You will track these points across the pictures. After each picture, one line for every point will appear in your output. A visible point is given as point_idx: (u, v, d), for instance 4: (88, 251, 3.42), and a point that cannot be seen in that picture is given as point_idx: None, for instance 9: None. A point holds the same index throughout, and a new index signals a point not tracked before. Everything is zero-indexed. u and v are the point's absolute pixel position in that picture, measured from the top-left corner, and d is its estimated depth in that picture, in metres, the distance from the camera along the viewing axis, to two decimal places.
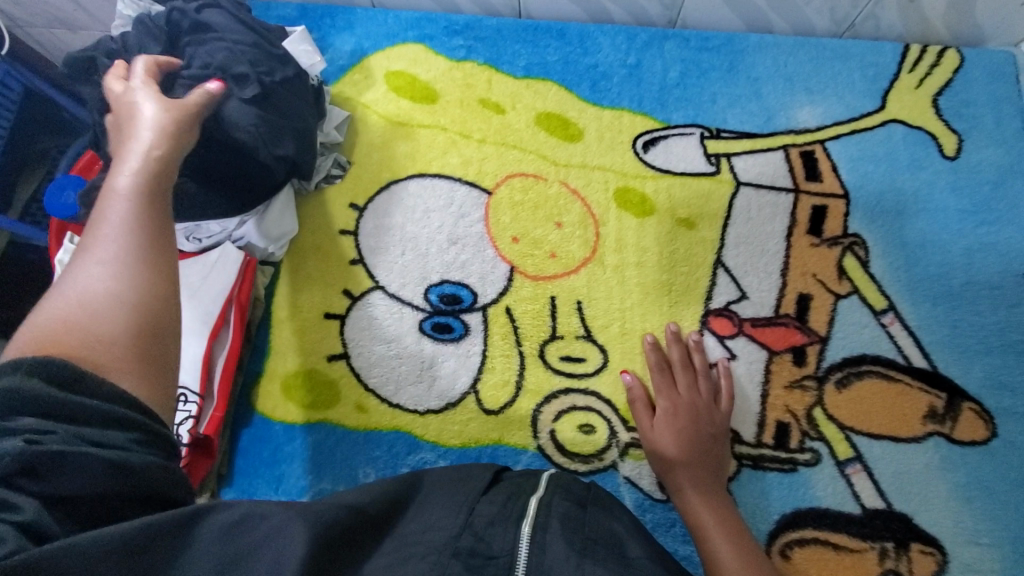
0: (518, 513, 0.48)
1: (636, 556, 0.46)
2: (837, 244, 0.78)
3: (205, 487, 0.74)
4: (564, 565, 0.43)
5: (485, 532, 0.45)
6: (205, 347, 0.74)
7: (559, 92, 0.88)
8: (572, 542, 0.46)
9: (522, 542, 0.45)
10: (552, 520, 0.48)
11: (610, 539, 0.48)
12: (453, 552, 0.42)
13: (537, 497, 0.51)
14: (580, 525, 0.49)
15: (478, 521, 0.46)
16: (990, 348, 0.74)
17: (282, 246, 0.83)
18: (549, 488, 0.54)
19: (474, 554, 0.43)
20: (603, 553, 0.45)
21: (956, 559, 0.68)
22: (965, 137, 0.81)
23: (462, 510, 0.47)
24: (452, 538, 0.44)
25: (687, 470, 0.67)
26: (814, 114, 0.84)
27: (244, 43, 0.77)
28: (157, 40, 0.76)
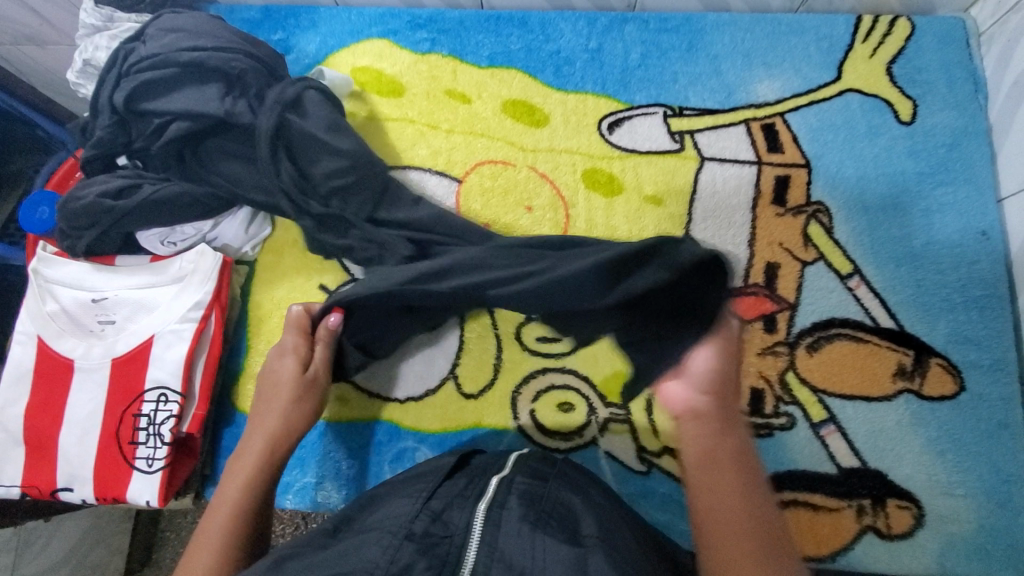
0: (477, 493, 0.52)
1: (588, 535, 0.48)
2: (802, 213, 0.80)
3: (189, 488, 0.76)
4: (515, 539, 0.46)
5: (442, 514, 0.49)
6: (187, 351, 0.74)
7: (523, 80, 0.89)
8: (530, 515, 0.49)
9: (477, 520, 0.47)
10: (511, 497, 0.50)
11: (566, 516, 0.50)
12: (407, 535, 0.46)
13: (500, 477, 0.55)
14: (540, 498, 0.52)
15: (435, 504, 0.50)
16: (954, 305, 0.75)
17: (256, 245, 0.83)
18: (515, 466, 0.57)
19: (428, 536, 0.46)
20: (555, 525, 0.48)
21: (932, 512, 0.69)
22: (920, 102, 0.83)
23: (422, 496, 0.51)
24: (408, 522, 0.47)
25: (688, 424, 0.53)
26: (773, 87, 0.86)
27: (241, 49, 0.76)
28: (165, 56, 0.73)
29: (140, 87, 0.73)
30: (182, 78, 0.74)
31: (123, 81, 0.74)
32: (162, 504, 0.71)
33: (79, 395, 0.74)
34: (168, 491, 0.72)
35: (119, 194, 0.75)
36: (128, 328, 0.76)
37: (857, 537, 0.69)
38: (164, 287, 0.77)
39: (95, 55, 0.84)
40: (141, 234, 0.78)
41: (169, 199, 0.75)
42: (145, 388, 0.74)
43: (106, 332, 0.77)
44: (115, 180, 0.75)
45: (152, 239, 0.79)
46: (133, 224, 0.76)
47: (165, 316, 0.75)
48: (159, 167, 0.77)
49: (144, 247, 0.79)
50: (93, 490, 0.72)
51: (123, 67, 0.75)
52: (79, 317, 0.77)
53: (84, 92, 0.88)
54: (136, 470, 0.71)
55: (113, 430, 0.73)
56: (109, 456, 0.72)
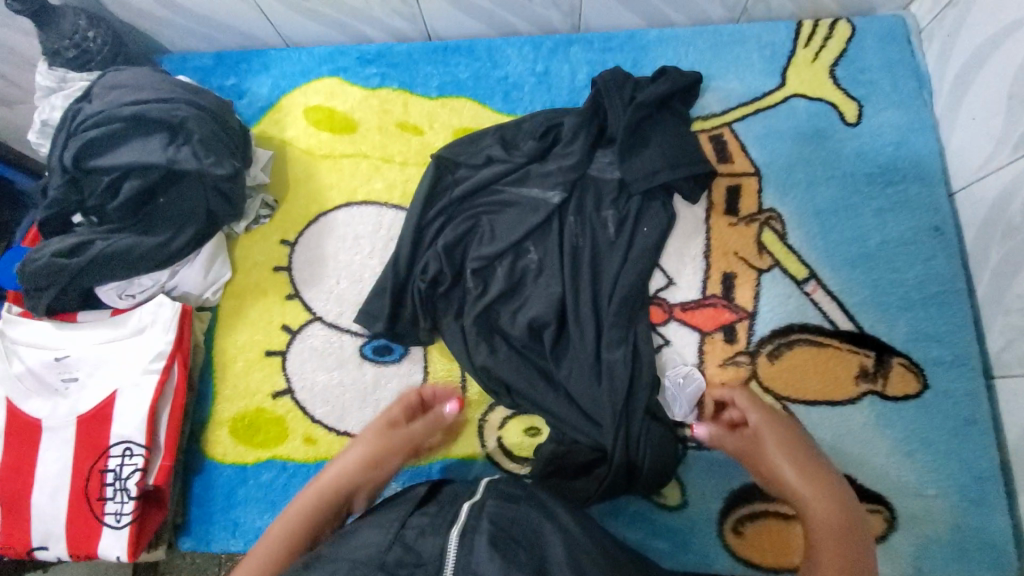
0: (449, 519, 0.51)
1: (559, 558, 0.47)
2: (754, 221, 0.80)
3: (160, 539, 0.76)
4: (491, 561, 0.45)
5: (416, 542, 0.48)
6: (150, 404, 0.74)
7: (473, 108, 0.90)
8: (499, 539, 0.47)
9: (450, 547, 0.47)
10: (482, 521, 0.49)
11: (535, 542, 0.48)
12: (380, 565, 0.45)
13: (470, 503, 0.53)
14: (510, 523, 0.50)
15: (408, 533, 0.49)
16: (912, 302, 0.75)
17: (216, 291, 0.84)
18: (485, 492, 0.56)
19: (402, 565, 0.46)
20: (522, 557, 0.46)
21: (904, 514, 0.69)
22: (865, 102, 0.84)
23: (394, 525, 0.50)
24: (381, 553, 0.47)
25: (779, 443, 0.67)
26: (718, 99, 0.86)
27: (184, 104, 0.76)
28: (108, 113, 0.74)
29: (87, 145, 0.74)
30: (128, 131, 0.75)
31: (71, 140, 0.75)
32: (132, 559, 0.71)
33: (48, 453, 0.74)
34: (138, 545, 0.72)
35: (74, 251, 0.76)
36: (90, 384, 0.76)
37: None
38: (127, 339, 0.78)
39: (52, 115, 0.85)
40: (100, 289, 0.79)
41: (123, 252, 0.75)
42: (110, 443, 0.74)
43: (70, 390, 0.77)
44: (69, 238, 0.76)
45: (111, 292, 0.79)
46: (89, 282, 0.76)
47: (127, 369, 0.76)
48: (111, 220, 0.78)
49: (103, 301, 0.80)
50: (66, 548, 0.72)
51: (71, 126, 0.76)
52: (41, 375, 0.77)
53: (45, 151, 0.88)
54: (105, 527, 0.72)
55: (82, 487, 0.73)
56: (79, 515, 0.72)
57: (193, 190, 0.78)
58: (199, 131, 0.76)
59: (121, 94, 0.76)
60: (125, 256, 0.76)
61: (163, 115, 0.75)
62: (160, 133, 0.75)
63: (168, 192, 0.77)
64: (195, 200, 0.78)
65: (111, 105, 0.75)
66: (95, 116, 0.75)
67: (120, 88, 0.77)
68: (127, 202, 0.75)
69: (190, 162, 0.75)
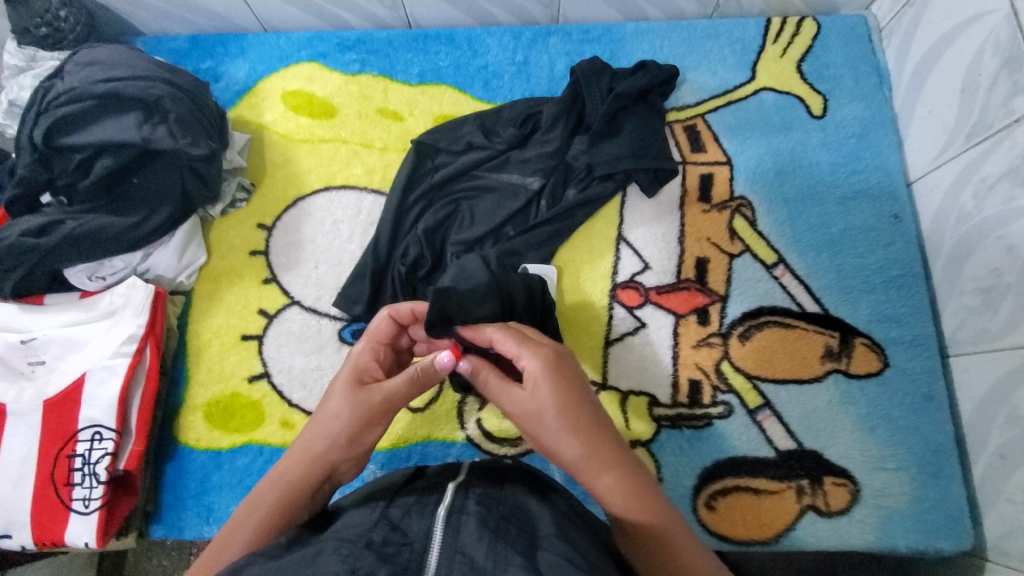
0: (435, 501, 0.48)
1: (547, 536, 0.45)
2: (726, 208, 0.83)
3: (131, 527, 0.74)
4: (478, 542, 0.42)
5: (402, 522, 0.45)
6: (121, 388, 0.72)
7: (453, 95, 0.91)
8: (488, 520, 0.45)
9: (437, 526, 0.44)
10: (469, 502, 0.47)
11: (524, 520, 0.46)
12: (367, 544, 0.42)
13: (455, 484, 0.51)
14: (498, 503, 0.48)
15: (394, 512, 0.46)
16: (874, 286, 0.79)
17: (191, 275, 0.83)
18: (469, 471, 0.54)
19: (388, 544, 0.43)
20: (514, 533, 0.44)
21: (867, 486, 0.72)
22: (830, 96, 0.88)
23: (379, 504, 0.47)
24: (366, 531, 0.44)
25: (586, 447, 0.52)
26: (692, 90, 0.89)
27: (158, 82, 0.75)
28: (78, 90, 0.73)
29: (58, 122, 0.72)
30: (101, 108, 0.73)
31: (41, 117, 0.74)
32: (101, 545, 0.69)
33: (13, 439, 0.72)
34: (107, 532, 0.70)
35: (42, 231, 0.74)
36: (59, 367, 0.75)
37: (798, 517, 0.71)
38: (98, 322, 0.76)
39: (18, 95, 0.83)
40: (68, 271, 0.77)
41: (95, 232, 0.74)
42: (79, 427, 0.72)
43: (37, 373, 0.75)
44: (38, 218, 0.74)
45: (80, 275, 0.78)
46: (58, 262, 0.74)
47: (97, 352, 0.74)
48: (81, 200, 0.76)
49: (73, 283, 0.79)
50: (31, 535, 0.70)
51: (41, 104, 0.74)
52: (8, 359, 0.75)
53: (9, 131, 0.85)
54: (72, 513, 0.69)
55: (48, 474, 0.71)
56: (45, 501, 0.70)
57: (168, 168, 0.77)
58: (173, 110, 0.75)
59: (95, 72, 0.75)
60: (96, 236, 0.74)
61: (137, 93, 0.73)
62: (134, 111, 0.74)
63: (144, 171, 0.77)
64: (171, 180, 0.77)
65: (83, 82, 0.74)
66: (66, 93, 0.73)
67: (92, 65, 0.75)
68: (98, 180, 0.74)
69: (164, 140, 0.73)
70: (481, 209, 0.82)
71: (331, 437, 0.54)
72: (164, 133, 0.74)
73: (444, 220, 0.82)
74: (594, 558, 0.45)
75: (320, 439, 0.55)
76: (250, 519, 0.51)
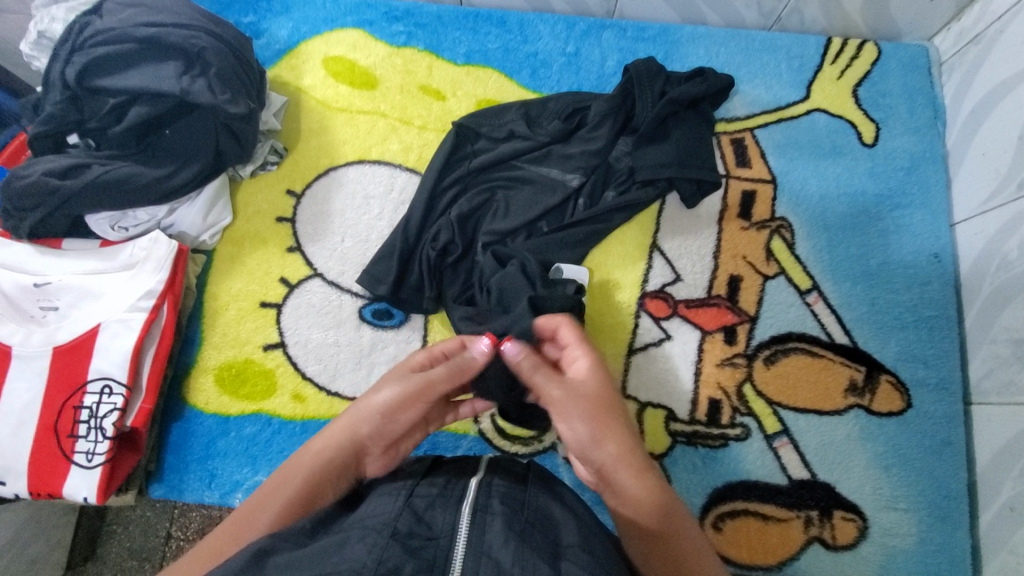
0: (458, 494, 0.47)
1: (571, 545, 0.44)
2: (765, 228, 0.82)
3: (131, 484, 0.73)
4: (504, 546, 0.41)
5: (426, 514, 0.44)
6: (135, 342, 0.70)
7: (498, 79, 0.88)
8: (513, 523, 0.44)
9: (463, 523, 0.43)
10: (494, 501, 0.46)
11: (548, 527, 0.45)
12: (391, 535, 0.41)
13: (477, 479, 0.49)
14: (522, 505, 0.46)
15: (417, 503, 0.45)
16: (906, 323, 0.78)
17: (214, 235, 0.81)
18: (490, 467, 0.53)
19: (413, 538, 0.42)
20: (539, 539, 0.43)
21: (876, 524, 0.72)
22: (883, 125, 0.86)
23: (402, 492, 0.46)
24: (391, 519, 0.43)
25: (618, 446, 0.53)
26: (743, 103, 0.87)
27: (200, 32, 0.72)
28: (117, 31, 0.70)
29: (93, 62, 0.70)
30: (139, 53, 0.71)
31: (76, 55, 0.71)
32: (100, 500, 0.68)
33: (17, 383, 0.70)
34: (108, 487, 0.69)
35: (67, 173, 0.72)
36: (71, 316, 0.73)
37: (804, 546, 0.71)
38: (116, 273, 0.74)
39: (50, 27, 0.80)
40: (90, 217, 0.75)
41: (122, 180, 0.72)
42: (88, 379, 0.70)
43: (48, 318, 0.73)
44: (63, 158, 0.72)
45: (103, 223, 0.76)
46: (81, 207, 0.72)
47: (113, 303, 0.73)
48: (109, 145, 0.74)
49: (93, 230, 0.77)
50: (27, 483, 0.68)
51: (77, 40, 0.72)
52: (18, 301, 0.73)
53: (38, 65, 0.82)
54: (74, 465, 0.68)
55: (51, 423, 0.70)
56: (46, 450, 0.69)
57: (200, 121, 0.74)
58: (212, 63, 0.72)
59: (135, 13, 0.72)
60: (121, 184, 0.72)
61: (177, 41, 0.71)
62: (173, 60, 0.71)
63: (175, 122, 0.75)
64: (204, 136, 0.75)
65: (123, 22, 0.71)
66: (103, 32, 0.71)
67: (133, 6, 0.72)
68: (130, 127, 0.72)
69: (201, 93, 0.71)
70: (518, 200, 0.80)
71: (368, 411, 0.54)
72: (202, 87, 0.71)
73: (478, 208, 0.80)
74: (616, 572, 0.44)
75: (357, 420, 0.54)
76: (278, 498, 0.50)
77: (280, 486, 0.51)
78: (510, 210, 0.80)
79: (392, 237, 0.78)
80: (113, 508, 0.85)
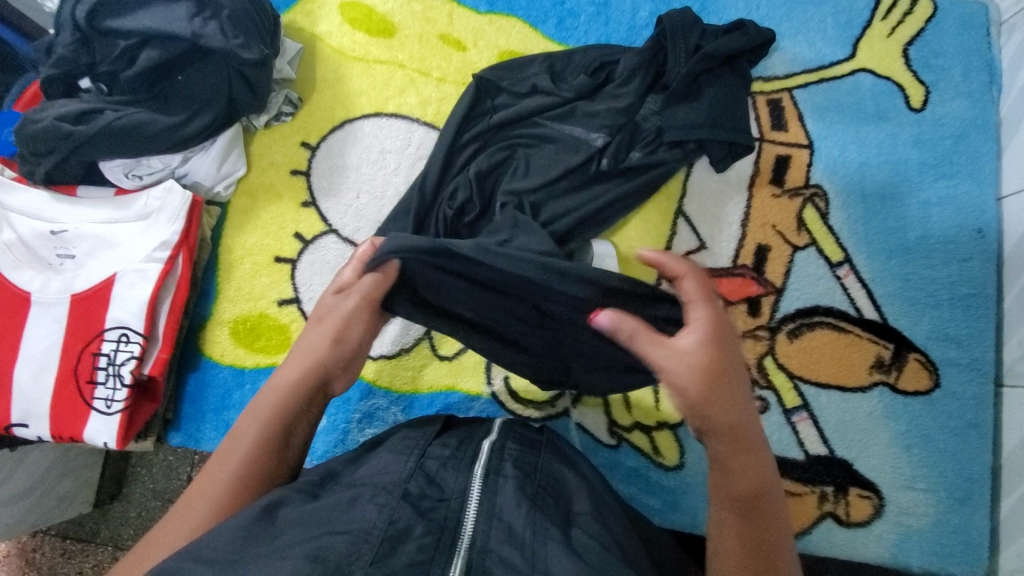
0: (470, 456, 0.46)
1: (583, 512, 0.43)
2: (798, 195, 0.78)
3: (150, 432, 0.74)
4: (516, 511, 0.40)
5: (438, 476, 0.44)
6: (151, 291, 0.70)
7: (522, 30, 0.84)
8: (525, 488, 0.43)
9: (475, 485, 0.43)
10: (507, 464, 0.45)
11: (560, 493, 0.45)
12: (402, 495, 0.41)
13: (490, 441, 0.49)
14: (534, 470, 0.46)
15: (429, 464, 0.45)
16: (940, 301, 0.74)
17: (228, 187, 0.80)
18: (503, 430, 0.52)
19: (424, 498, 0.41)
20: (551, 506, 0.42)
21: (892, 503, 0.70)
22: (933, 89, 0.80)
23: (414, 452, 0.45)
24: (403, 480, 0.42)
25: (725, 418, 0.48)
26: (783, 61, 0.82)
27: None
28: None
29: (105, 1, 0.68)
30: None
31: None
32: (121, 446, 0.69)
33: (38, 328, 0.71)
34: (127, 434, 0.70)
35: (80, 119, 0.70)
36: (87, 264, 0.73)
37: (816, 521, 0.70)
38: (130, 223, 0.73)
39: None
40: (104, 165, 0.74)
41: (134, 128, 0.70)
42: (106, 327, 0.71)
43: (65, 267, 0.73)
44: (75, 104, 0.70)
45: (117, 172, 0.75)
46: (95, 154, 0.71)
47: (128, 253, 0.72)
48: (122, 91, 0.72)
49: (108, 179, 0.76)
50: (49, 427, 0.70)
51: None
52: (35, 248, 0.73)
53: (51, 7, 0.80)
54: (94, 411, 0.69)
55: (71, 369, 0.70)
56: (67, 395, 0.70)
57: (212, 67, 0.72)
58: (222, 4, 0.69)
59: None
60: (133, 131, 0.71)
61: None
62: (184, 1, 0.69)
63: (187, 67, 0.73)
64: (217, 82, 0.73)
65: None
66: None
67: None
68: (141, 72, 0.70)
69: (213, 35, 0.69)
70: (540, 159, 0.77)
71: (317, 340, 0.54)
72: (215, 30, 0.69)
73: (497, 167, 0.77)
74: (628, 541, 0.43)
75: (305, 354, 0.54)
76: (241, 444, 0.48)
77: (248, 420, 0.49)
78: (530, 169, 0.76)
79: (409, 194, 0.76)
80: (137, 453, 0.87)
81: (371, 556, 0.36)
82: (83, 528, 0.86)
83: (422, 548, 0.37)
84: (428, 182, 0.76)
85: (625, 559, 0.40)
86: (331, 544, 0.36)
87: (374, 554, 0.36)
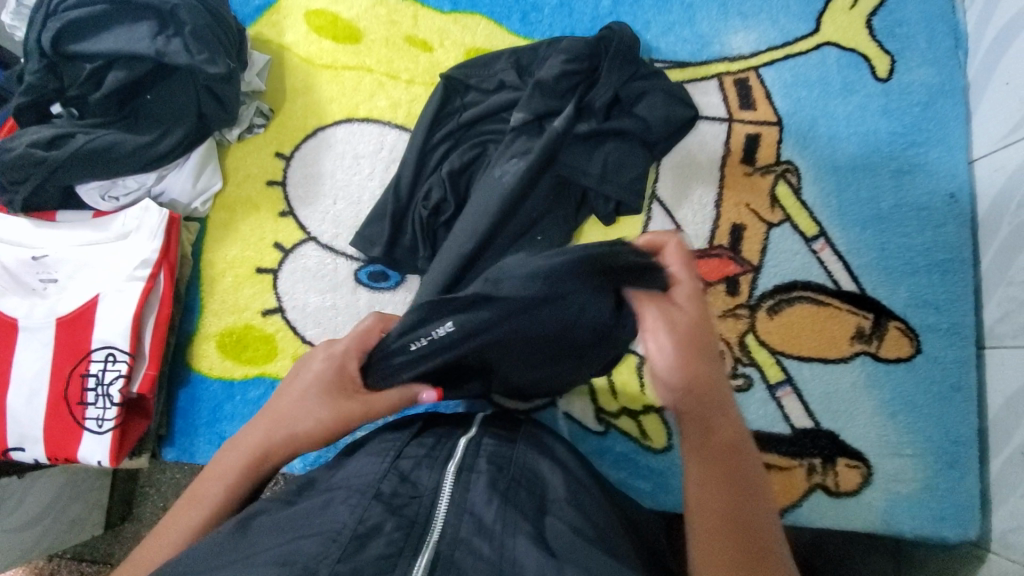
0: (445, 455, 0.47)
1: (556, 500, 0.44)
2: (770, 172, 0.78)
3: (144, 448, 0.75)
4: (487, 505, 0.41)
5: (411, 474, 0.44)
6: (134, 310, 0.71)
7: (488, 27, 0.84)
8: (497, 482, 0.44)
9: (448, 480, 0.43)
10: (481, 460, 0.46)
11: (534, 483, 0.45)
12: (374, 495, 0.41)
13: (467, 437, 0.50)
14: (508, 462, 0.47)
15: (404, 464, 0.46)
16: (917, 268, 0.75)
17: (206, 202, 0.80)
18: (483, 424, 0.53)
19: (397, 496, 0.42)
20: (523, 497, 0.43)
21: (881, 471, 0.71)
22: (898, 58, 0.80)
23: (389, 453, 0.46)
24: (376, 481, 0.43)
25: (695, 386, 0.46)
26: (748, 40, 0.82)
27: None
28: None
29: (67, 27, 0.69)
30: (112, 15, 0.70)
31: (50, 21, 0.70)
32: (114, 464, 0.70)
33: (26, 353, 0.72)
34: (120, 452, 0.71)
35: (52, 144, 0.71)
36: (70, 287, 0.73)
37: (806, 493, 0.71)
38: (110, 244, 0.74)
39: None
40: (81, 187, 0.75)
41: (106, 150, 0.71)
42: (92, 348, 0.71)
43: (49, 290, 0.74)
44: (46, 129, 0.72)
45: (94, 194, 0.76)
46: (69, 178, 0.72)
47: (109, 273, 0.73)
48: (92, 113, 0.73)
49: (86, 202, 0.77)
50: (44, 450, 0.71)
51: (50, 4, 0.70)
52: (18, 274, 0.74)
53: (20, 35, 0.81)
54: (86, 431, 0.70)
55: (61, 391, 0.71)
56: (58, 418, 0.71)
57: (179, 84, 0.73)
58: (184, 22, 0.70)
59: None
60: (105, 153, 0.71)
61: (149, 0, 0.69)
62: (146, 22, 0.70)
63: (155, 86, 0.74)
64: (185, 100, 0.73)
65: None
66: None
67: None
68: (109, 93, 0.71)
69: (177, 52, 0.69)
70: None
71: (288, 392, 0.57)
72: (178, 48, 0.69)
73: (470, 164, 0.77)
74: (604, 524, 0.44)
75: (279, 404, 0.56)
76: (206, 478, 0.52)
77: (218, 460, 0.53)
78: None
79: (384, 197, 0.77)
80: (143, 471, 0.88)
81: (339, 554, 0.36)
82: (97, 550, 0.87)
83: (391, 542, 0.38)
84: (402, 184, 0.76)
85: (598, 542, 0.41)
86: (302, 547, 0.37)
87: (342, 551, 0.36)
